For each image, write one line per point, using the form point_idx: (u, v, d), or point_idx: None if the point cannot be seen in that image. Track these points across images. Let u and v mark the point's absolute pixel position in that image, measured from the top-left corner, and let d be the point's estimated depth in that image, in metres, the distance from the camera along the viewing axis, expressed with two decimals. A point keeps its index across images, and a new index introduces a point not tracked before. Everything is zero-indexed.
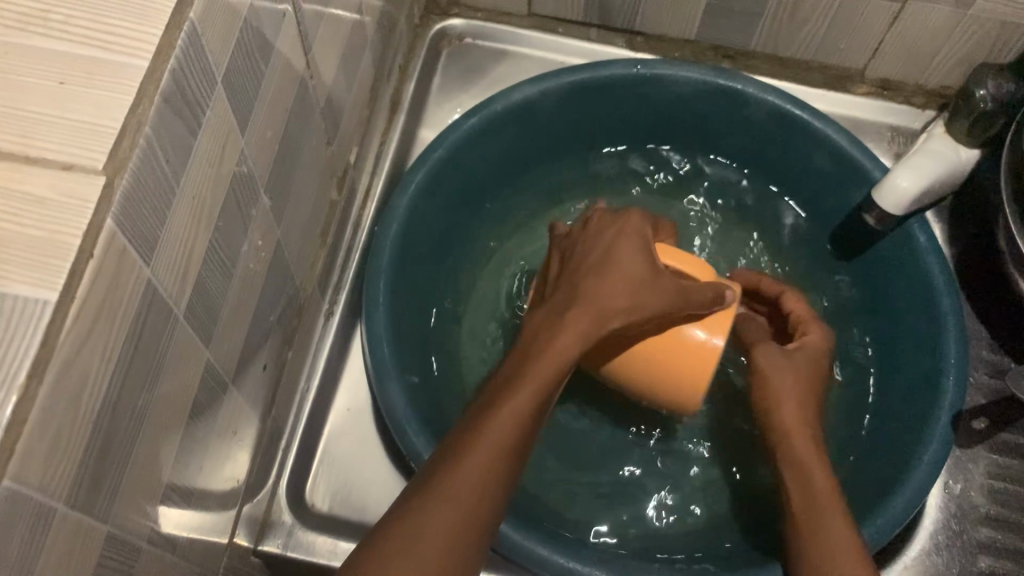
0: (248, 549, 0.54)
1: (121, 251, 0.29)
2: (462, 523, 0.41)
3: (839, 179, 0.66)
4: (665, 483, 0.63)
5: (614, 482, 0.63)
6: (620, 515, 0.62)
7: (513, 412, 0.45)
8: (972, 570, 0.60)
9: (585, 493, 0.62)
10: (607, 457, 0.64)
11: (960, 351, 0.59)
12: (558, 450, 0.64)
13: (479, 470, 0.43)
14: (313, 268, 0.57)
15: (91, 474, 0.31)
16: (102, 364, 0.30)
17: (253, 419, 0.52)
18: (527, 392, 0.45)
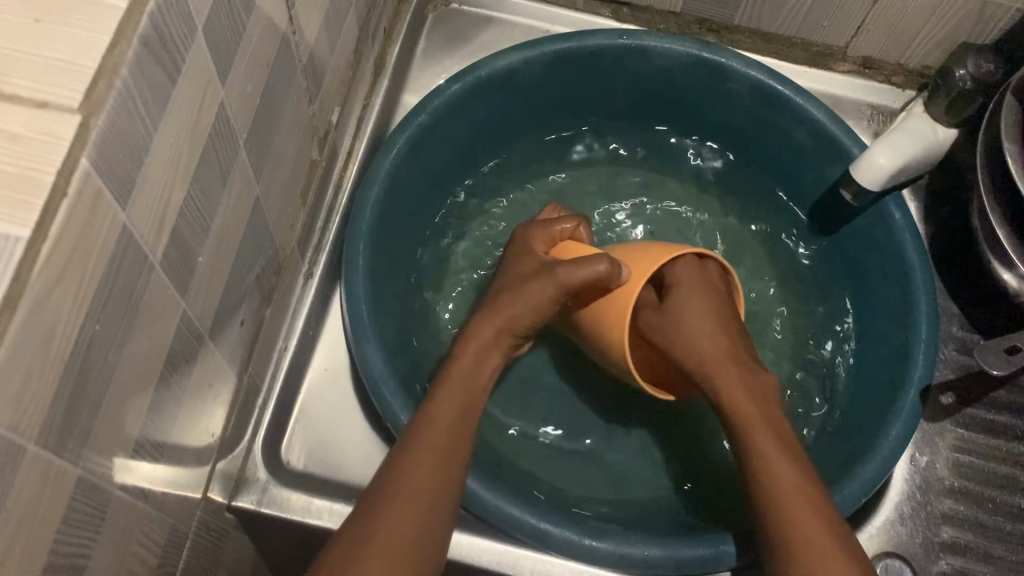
0: (222, 505, 0.55)
1: (96, 193, 0.29)
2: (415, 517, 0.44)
3: (818, 156, 0.67)
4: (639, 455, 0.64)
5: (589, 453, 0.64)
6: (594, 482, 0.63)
7: (444, 421, 0.49)
8: (934, 541, 0.61)
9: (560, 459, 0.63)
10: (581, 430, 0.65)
11: (931, 326, 0.59)
12: (534, 418, 0.65)
13: (427, 471, 0.46)
14: (293, 227, 0.57)
15: (62, 416, 0.31)
16: (76, 305, 0.30)
17: (230, 375, 0.52)
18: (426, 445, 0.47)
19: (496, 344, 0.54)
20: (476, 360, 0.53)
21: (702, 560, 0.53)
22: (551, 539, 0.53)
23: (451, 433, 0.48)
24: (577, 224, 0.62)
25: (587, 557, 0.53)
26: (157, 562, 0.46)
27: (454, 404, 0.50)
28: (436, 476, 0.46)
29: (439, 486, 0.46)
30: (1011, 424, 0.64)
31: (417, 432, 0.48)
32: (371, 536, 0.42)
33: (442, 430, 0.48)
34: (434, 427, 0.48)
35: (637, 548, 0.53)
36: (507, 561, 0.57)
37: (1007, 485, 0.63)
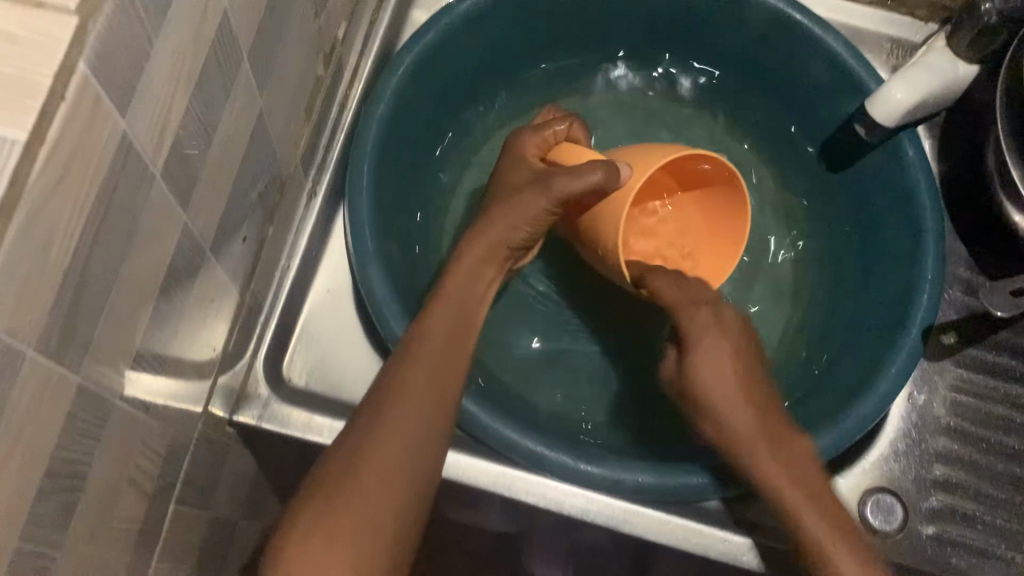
0: (222, 419, 0.55)
1: (95, 100, 0.29)
2: (413, 441, 0.44)
3: (834, 89, 0.65)
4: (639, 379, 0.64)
5: (588, 378, 0.65)
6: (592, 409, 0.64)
7: (438, 340, 0.48)
8: (925, 478, 0.62)
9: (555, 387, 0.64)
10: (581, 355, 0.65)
11: (937, 266, 0.59)
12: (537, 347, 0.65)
13: (422, 392, 0.46)
14: (297, 144, 0.56)
15: (62, 323, 0.31)
16: (75, 213, 0.30)
17: (232, 292, 0.52)
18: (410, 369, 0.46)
19: (491, 257, 0.54)
20: (466, 279, 0.53)
21: (696, 488, 0.54)
22: (546, 462, 0.54)
23: (444, 355, 0.48)
24: (570, 127, 0.61)
25: (582, 481, 0.54)
26: (158, 472, 0.46)
27: (449, 330, 0.49)
28: (433, 398, 0.46)
29: (430, 405, 0.46)
30: (1011, 366, 0.65)
31: (413, 348, 0.48)
32: (366, 465, 0.43)
33: (436, 350, 0.48)
34: (428, 347, 0.48)
35: (631, 474, 0.54)
36: (501, 483, 0.57)
37: (1003, 426, 0.64)
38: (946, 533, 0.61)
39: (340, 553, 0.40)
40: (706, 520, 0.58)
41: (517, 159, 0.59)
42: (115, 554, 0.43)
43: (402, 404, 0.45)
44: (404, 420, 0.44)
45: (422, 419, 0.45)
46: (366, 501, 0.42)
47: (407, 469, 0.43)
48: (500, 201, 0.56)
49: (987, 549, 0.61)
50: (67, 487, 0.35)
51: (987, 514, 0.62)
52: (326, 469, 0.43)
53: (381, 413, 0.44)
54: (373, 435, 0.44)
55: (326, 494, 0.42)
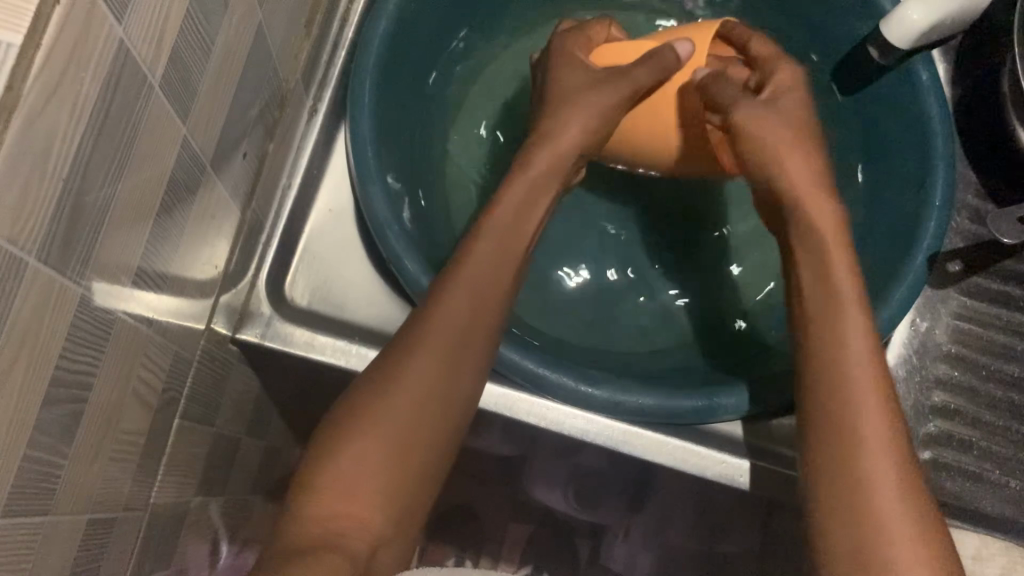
0: (223, 337, 0.56)
1: (90, 3, 0.28)
2: (445, 364, 0.44)
3: (848, 9, 0.64)
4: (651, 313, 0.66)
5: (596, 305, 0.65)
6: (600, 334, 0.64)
7: (484, 262, 0.47)
8: (924, 404, 0.63)
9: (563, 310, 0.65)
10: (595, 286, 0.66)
11: (945, 193, 0.58)
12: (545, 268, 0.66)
13: (458, 316, 0.45)
14: (297, 60, 0.55)
15: (62, 233, 0.31)
16: (73, 120, 0.29)
17: (233, 209, 0.52)
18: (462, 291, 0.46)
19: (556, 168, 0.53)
20: (524, 195, 0.51)
21: (697, 411, 0.54)
22: (548, 383, 0.54)
23: (490, 276, 0.47)
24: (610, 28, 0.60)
25: (583, 403, 0.54)
26: (162, 387, 0.47)
27: (497, 243, 0.48)
28: (471, 321, 0.46)
29: (470, 335, 0.45)
30: (1015, 294, 0.64)
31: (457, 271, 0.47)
32: (397, 384, 0.43)
33: (482, 275, 0.47)
34: (476, 274, 0.47)
35: (632, 397, 0.54)
36: (503, 404, 0.58)
37: (1004, 354, 0.64)
38: (941, 457, 0.62)
39: (369, 473, 0.41)
40: (704, 442, 0.59)
41: (570, 58, 0.56)
42: (120, 467, 0.43)
43: (443, 332, 0.44)
44: (437, 341, 0.44)
45: (456, 342, 0.45)
46: (395, 419, 0.42)
47: (436, 393, 0.44)
48: (570, 102, 0.54)
49: (982, 473, 0.62)
50: (72, 397, 0.35)
51: (983, 440, 0.63)
52: (359, 389, 0.44)
53: (422, 341, 0.44)
54: (408, 355, 0.44)
55: (355, 414, 0.42)
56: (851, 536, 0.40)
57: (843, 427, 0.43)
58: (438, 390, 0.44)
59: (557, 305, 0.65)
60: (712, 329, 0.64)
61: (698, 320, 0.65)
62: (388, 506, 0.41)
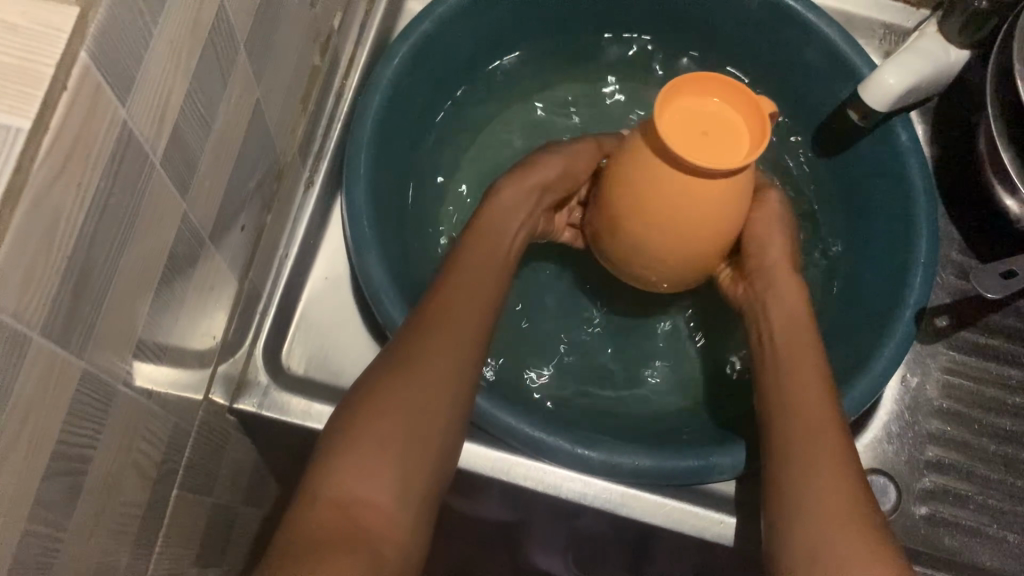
0: (223, 408, 0.56)
1: (96, 88, 0.29)
2: (462, 362, 0.47)
3: (829, 75, 0.66)
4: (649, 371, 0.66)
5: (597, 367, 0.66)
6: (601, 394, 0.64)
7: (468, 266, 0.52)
8: (919, 459, 0.63)
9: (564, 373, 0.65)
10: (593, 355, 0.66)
11: (930, 250, 0.60)
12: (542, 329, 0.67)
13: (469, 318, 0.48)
14: (294, 133, 0.57)
15: (66, 309, 0.32)
16: (78, 199, 0.30)
17: (231, 280, 0.52)
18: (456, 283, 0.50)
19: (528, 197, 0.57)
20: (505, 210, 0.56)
21: (696, 470, 0.54)
22: (545, 446, 0.54)
23: (482, 278, 0.51)
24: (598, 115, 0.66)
25: (581, 465, 0.55)
26: (160, 459, 0.47)
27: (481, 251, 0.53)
28: (479, 318, 0.49)
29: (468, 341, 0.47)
30: (1002, 347, 0.65)
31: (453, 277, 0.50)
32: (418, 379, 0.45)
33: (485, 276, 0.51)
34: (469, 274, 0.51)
35: (628, 458, 0.54)
36: (500, 468, 0.58)
37: (996, 408, 0.64)
38: (939, 513, 0.62)
39: (385, 457, 0.43)
40: (702, 502, 0.59)
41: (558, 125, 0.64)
42: (118, 540, 0.43)
43: (442, 336, 0.47)
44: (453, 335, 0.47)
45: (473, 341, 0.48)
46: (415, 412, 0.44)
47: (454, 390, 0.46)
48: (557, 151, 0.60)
49: (980, 528, 0.62)
50: (74, 468, 0.36)
51: (980, 494, 0.63)
52: (369, 390, 0.45)
53: (426, 344, 0.46)
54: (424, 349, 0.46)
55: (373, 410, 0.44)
56: (804, 561, 0.44)
57: (794, 485, 0.46)
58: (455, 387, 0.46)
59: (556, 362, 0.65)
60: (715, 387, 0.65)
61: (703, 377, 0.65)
62: (398, 497, 0.43)
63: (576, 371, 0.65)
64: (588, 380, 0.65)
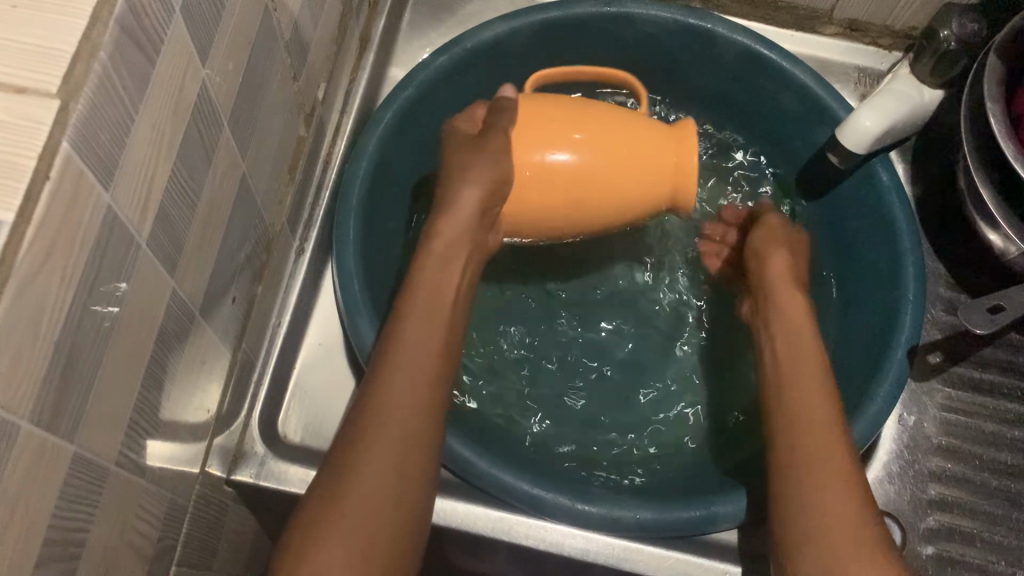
0: (221, 479, 0.56)
1: (78, 175, 0.30)
2: (393, 456, 0.43)
3: (807, 119, 0.67)
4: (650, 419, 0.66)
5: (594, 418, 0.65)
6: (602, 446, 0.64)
7: (411, 354, 0.46)
8: (921, 498, 0.63)
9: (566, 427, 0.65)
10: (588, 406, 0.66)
11: (918, 289, 0.60)
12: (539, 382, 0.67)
13: (399, 400, 0.44)
14: (283, 203, 0.58)
15: (54, 394, 0.32)
16: (65, 285, 0.31)
17: (224, 352, 0.53)
18: (393, 385, 0.45)
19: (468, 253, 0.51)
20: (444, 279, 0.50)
21: (696, 521, 0.54)
22: (544, 503, 0.54)
23: (423, 374, 0.46)
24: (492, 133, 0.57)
25: (582, 521, 0.54)
26: (157, 536, 0.47)
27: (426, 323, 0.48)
28: (409, 425, 0.44)
29: (402, 464, 0.43)
30: (997, 381, 0.65)
31: (381, 381, 0.45)
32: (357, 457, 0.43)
33: (424, 326, 0.48)
34: (403, 370, 0.45)
35: (628, 510, 0.54)
36: (500, 528, 0.58)
37: (996, 442, 0.64)
38: (946, 552, 0.62)
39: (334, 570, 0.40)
40: (705, 551, 0.58)
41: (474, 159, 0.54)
42: None
43: (366, 470, 0.42)
44: (393, 400, 0.44)
45: (399, 437, 0.43)
46: (361, 489, 0.42)
47: (399, 460, 0.43)
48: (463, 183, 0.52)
49: (988, 566, 0.61)
50: (66, 553, 0.36)
51: (985, 531, 0.62)
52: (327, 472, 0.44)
53: (349, 473, 0.42)
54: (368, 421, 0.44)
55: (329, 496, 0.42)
56: None
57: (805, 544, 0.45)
58: (394, 475, 0.43)
59: (551, 415, 0.65)
60: (708, 432, 0.65)
61: (696, 422, 0.65)
62: None
63: (575, 421, 0.65)
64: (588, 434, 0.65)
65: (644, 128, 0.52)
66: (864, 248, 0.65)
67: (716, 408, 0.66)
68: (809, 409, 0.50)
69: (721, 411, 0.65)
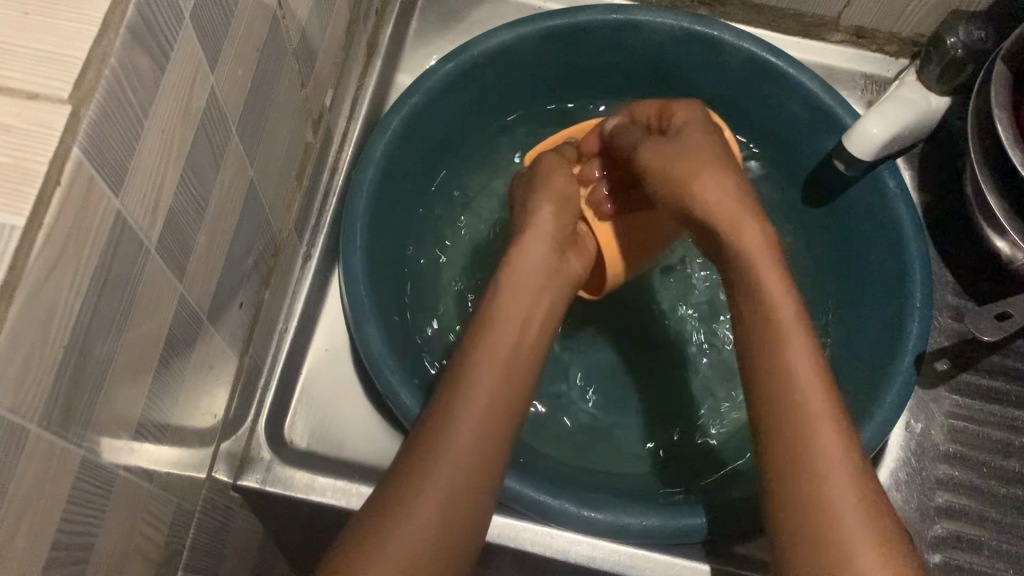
0: (227, 484, 0.56)
1: (89, 181, 0.30)
2: (452, 506, 0.43)
3: (814, 126, 0.67)
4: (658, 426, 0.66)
5: (601, 425, 0.65)
6: (607, 453, 0.64)
7: (478, 397, 0.46)
8: (929, 505, 0.62)
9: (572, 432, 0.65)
10: (594, 413, 0.66)
11: (926, 296, 0.60)
12: (547, 387, 0.66)
13: (466, 449, 0.44)
14: (290, 209, 0.58)
15: (64, 398, 0.32)
16: (75, 290, 0.31)
17: (231, 356, 0.53)
18: (466, 430, 0.45)
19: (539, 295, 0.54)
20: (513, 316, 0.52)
21: (703, 529, 0.54)
22: (549, 509, 0.54)
23: (489, 421, 0.46)
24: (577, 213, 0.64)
25: (589, 527, 0.54)
26: (163, 540, 0.47)
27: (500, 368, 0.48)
28: (471, 472, 0.44)
29: (457, 515, 0.43)
30: (1005, 388, 0.65)
31: (448, 427, 0.45)
32: (429, 479, 0.43)
33: (503, 349, 0.49)
34: (468, 417, 0.45)
35: (635, 517, 0.54)
36: (506, 534, 0.58)
37: (1003, 450, 0.64)
38: (953, 560, 0.61)
39: None
40: (711, 558, 0.58)
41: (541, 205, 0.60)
42: None
43: (426, 517, 0.42)
44: (467, 418, 0.45)
45: (459, 483, 0.43)
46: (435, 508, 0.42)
47: (477, 481, 0.44)
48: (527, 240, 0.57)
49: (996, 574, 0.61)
50: (74, 556, 0.36)
51: (993, 539, 0.62)
52: (380, 504, 0.43)
53: (409, 512, 0.41)
54: (441, 446, 0.44)
55: (388, 519, 0.42)
56: None
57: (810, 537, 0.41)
58: (447, 528, 0.42)
59: (556, 421, 0.65)
60: (715, 440, 0.65)
61: (703, 430, 0.65)
62: None
63: (583, 430, 0.65)
64: (594, 440, 0.65)
65: (619, 139, 0.63)
66: (870, 254, 0.65)
67: (721, 416, 0.66)
68: (793, 349, 0.46)
69: (727, 419, 0.65)
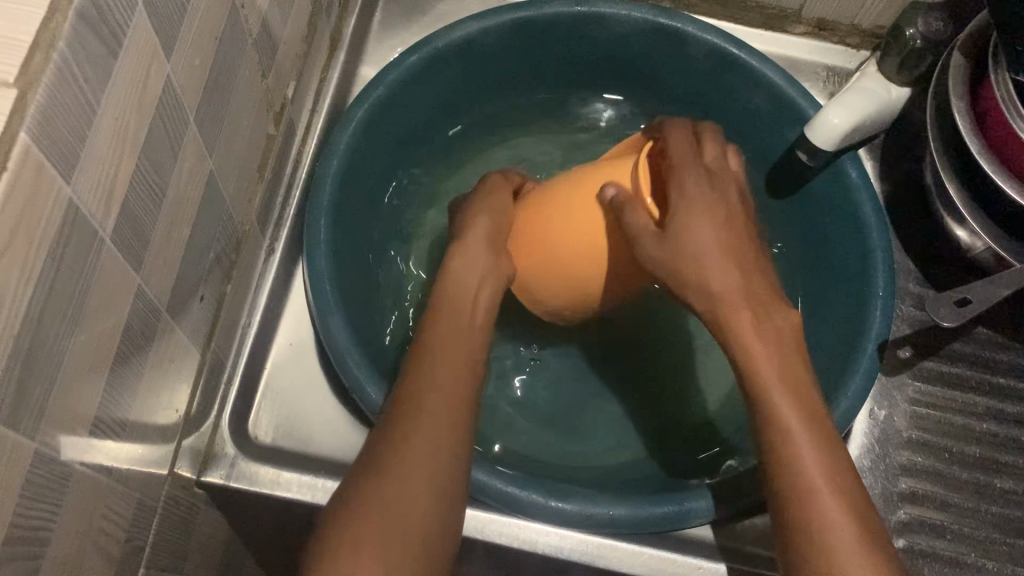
0: (190, 481, 0.55)
1: (38, 167, 0.29)
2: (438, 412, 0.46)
3: (778, 118, 0.67)
4: (631, 414, 0.66)
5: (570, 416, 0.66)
6: (579, 444, 0.64)
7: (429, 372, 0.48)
8: (891, 491, 0.63)
9: (542, 429, 0.65)
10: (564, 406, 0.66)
11: (886, 285, 0.60)
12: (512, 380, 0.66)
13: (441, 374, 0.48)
14: (250, 202, 0.57)
15: (15, 388, 0.31)
16: (23, 280, 0.30)
17: (192, 351, 0.52)
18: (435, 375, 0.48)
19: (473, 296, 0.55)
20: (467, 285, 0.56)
21: (670, 517, 0.54)
22: (517, 501, 0.54)
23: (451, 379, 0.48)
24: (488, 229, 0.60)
25: (557, 518, 0.54)
26: (123, 537, 0.46)
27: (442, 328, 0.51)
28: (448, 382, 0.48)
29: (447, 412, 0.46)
30: (968, 375, 0.66)
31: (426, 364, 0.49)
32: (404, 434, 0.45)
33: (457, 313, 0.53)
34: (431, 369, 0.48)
35: (603, 507, 0.54)
36: (474, 526, 0.58)
37: (966, 435, 0.65)
38: (917, 545, 0.62)
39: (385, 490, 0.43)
40: (679, 548, 0.58)
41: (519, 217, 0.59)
42: None
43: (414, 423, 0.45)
44: (425, 413, 0.45)
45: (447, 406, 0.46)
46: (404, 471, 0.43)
47: (442, 467, 0.44)
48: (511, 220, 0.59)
49: (958, 557, 0.62)
50: (29, 553, 0.35)
51: (955, 523, 0.63)
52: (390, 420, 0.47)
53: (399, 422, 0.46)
54: (407, 443, 0.44)
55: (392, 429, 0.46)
56: None
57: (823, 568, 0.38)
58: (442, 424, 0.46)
59: (521, 414, 0.65)
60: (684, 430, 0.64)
61: (673, 418, 0.65)
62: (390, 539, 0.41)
63: (548, 423, 0.65)
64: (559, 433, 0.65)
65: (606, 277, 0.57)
66: (834, 242, 0.65)
67: (696, 404, 0.66)
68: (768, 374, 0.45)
69: (695, 406, 0.66)
